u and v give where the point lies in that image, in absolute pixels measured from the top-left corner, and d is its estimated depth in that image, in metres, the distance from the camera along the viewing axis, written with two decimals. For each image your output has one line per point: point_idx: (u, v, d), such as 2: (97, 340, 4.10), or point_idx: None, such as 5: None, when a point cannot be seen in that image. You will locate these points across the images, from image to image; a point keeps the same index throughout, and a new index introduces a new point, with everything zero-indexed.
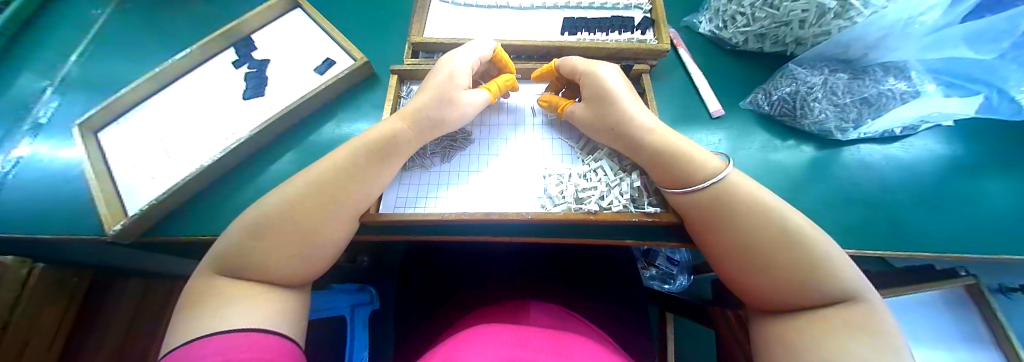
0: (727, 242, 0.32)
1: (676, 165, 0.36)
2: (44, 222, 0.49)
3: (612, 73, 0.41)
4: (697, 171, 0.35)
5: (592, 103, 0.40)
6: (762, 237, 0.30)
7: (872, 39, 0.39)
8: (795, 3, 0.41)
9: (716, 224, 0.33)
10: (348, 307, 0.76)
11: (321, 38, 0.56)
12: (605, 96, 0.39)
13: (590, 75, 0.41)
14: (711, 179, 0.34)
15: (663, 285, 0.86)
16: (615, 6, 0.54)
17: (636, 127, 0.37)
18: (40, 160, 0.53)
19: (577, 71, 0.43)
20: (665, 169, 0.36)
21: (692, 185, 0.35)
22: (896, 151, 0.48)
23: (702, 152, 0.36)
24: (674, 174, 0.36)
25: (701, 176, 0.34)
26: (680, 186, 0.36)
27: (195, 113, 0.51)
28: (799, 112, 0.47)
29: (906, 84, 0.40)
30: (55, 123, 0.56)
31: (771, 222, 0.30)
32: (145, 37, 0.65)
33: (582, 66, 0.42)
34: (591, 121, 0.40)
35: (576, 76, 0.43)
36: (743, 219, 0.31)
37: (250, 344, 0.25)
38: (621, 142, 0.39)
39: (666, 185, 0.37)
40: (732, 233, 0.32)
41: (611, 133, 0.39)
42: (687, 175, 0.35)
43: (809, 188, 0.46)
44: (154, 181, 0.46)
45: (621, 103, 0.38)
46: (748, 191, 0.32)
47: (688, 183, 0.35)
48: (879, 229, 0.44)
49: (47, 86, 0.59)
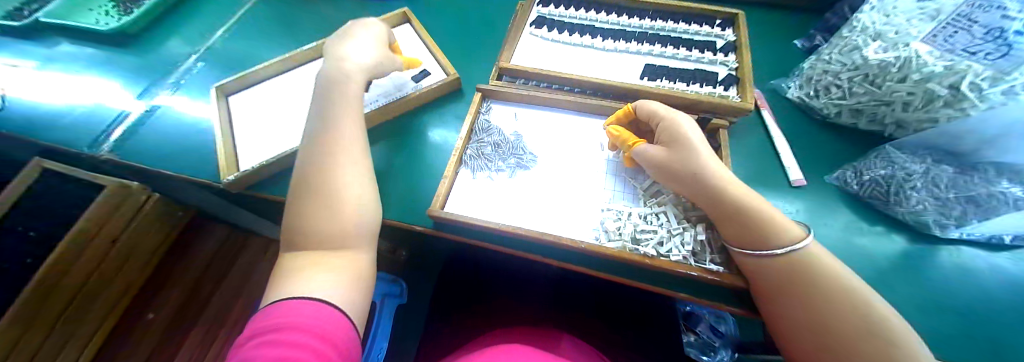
0: (806, 320, 0.31)
1: (750, 223, 0.35)
2: (166, 162, 0.58)
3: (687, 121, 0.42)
4: (774, 235, 0.34)
5: (670, 147, 0.41)
6: (848, 325, 0.29)
7: (992, 133, 0.36)
8: (900, 85, 0.42)
9: (795, 296, 0.32)
10: (380, 294, 0.82)
11: (421, 49, 0.63)
12: (684, 143, 0.40)
13: (669, 119, 0.43)
14: (790, 245, 0.33)
15: (701, 355, 0.79)
16: (701, 60, 0.56)
17: (715, 181, 0.37)
18: (176, 112, 0.64)
19: (655, 115, 0.44)
20: (738, 223, 0.36)
21: (770, 249, 0.34)
22: (1005, 261, 0.43)
23: (784, 218, 0.36)
24: (750, 230, 0.35)
25: (781, 241, 0.34)
26: (757, 246, 0.35)
27: (306, 94, 0.59)
28: (892, 197, 0.44)
29: (1022, 191, 0.37)
30: (192, 83, 0.68)
31: (855, 307, 0.29)
32: (272, 24, 0.77)
33: (663, 111, 0.44)
34: (667, 163, 0.41)
35: (653, 116, 0.45)
36: (821, 296, 0.31)
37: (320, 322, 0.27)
38: (692, 189, 0.39)
39: (738, 245, 0.37)
40: (807, 309, 0.31)
41: (685, 178, 0.39)
42: (767, 235, 0.34)
43: (900, 280, 0.42)
44: (262, 145, 0.53)
45: (698, 151, 0.39)
46: (828, 267, 0.32)
47: (766, 244, 0.34)
48: (984, 345, 0.37)
49: (192, 53, 0.72)
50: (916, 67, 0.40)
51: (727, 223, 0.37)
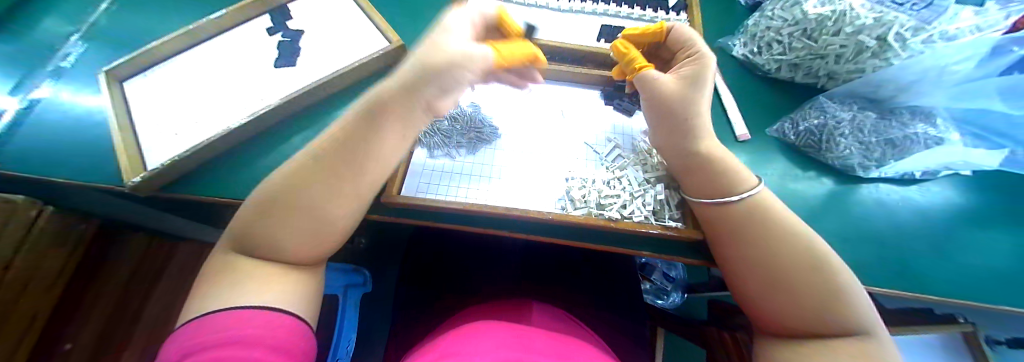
0: (748, 257, 0.33)
1: (719, 172, 0.37)
2: (51, 167, 0.48)
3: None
4: (734, 184, 0.36)
5: (688, 81, 0.39)
6: (781, 256, 0.31)
7: (904, 81, 0.40)
8: (834, 38, 0.43)
9: (738, 236, 0.35)
10: (342, 286, 0.76)
11: (358, 15, 0.56)
12: (704, 84, 0.38)
13: (708, 56, 0.39)
14: (741, 194, 0.35)
15: (657, 300, 0.88)
16: (655, 20, 0.55)
17: (704, 133, 0.38)
18: (60, 105, 0.53)
19: (694, 46, 0.41)
20: (712, 169, 0.37)
21: (726, 195, 0.36)
22: (913, 193, 0.48)
23: (742, 168, 0.37)
24: (716, 177, 0.37)
25: (737, 189, 0.35)
26: (718, 197, 0.37)
27: (222, 74, 0.51)
28: (824, 145, 0.47)
29: (933, 130, 0.41)
30: (77, 69, 0.56)
31: (801, 248, 0.31)
32: None
33: (704, 46, 0.40)
34: (674, 95, 0.38)
35: (692, 46, 0.41)
36: (771, 239, 0.32)
37: (264, 331, 0.24)
38: (681, 127, 0.38)
39: (697, 191, 0.39)
40: (759, 253, 0.33)
41: (681, 116, 0.38)
42: (723, 186, 0.36)
43: (826, 221, 0.47)
44: (176, 138, 0.46)
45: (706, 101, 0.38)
46: (778, 213, 0.33)
47: (725, 193, 0.36)
48: (889, 269, 0.44)
49: (72, 31, 0.59)
50: (850, 20, 0.41)
51: (705, 166, 0.38)
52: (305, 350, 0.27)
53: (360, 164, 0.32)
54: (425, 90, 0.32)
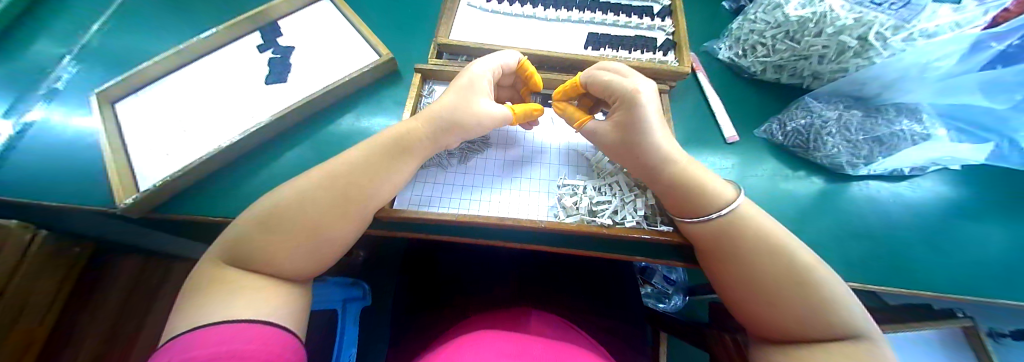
0: (731, 274, 0.34)
1: (687, 196, 0.37)
2: (44, 190, 0.48)
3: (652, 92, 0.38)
4: (711, 199, 0.36)
5: (621, 123, 0.39)
6: (762, 272, 0.32)
7: (888, 79, 0.40)
8: (817, 39, 0.44)
9: (718, 253, 0.35)
10: (341, 301, 0.74)
11: (348, 30, 0.57)
12: (638, 122, 0.37)
13: (625, 91, 0.38)
14: (719, 210, 0.35)
15: (658, 304, 0.87)
16: (640, 26, 0.56)
17: (660, 157, 0.37)
18: (53, 127, 0.53)
19: (609, 87, 0.40)
20: (680, 197, 0.37)
21: (704, 214, 0.36)
22: (903, 189, 0.49)
23: (716, 179, 0.37)
24: (683, 204, 0.37)
25: (714, 206, 0.35)
26: (696, 215, 0.36)
27: (213, 92, 0.51)
28: (811, 144, 0.48)
29: (919, 127, 0.41)
30: (70, 91, 0.57)
31: (779, 258, 0.31)
32: (167, 13, 0.66)
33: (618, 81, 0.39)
34: (612, 143, 0.40)
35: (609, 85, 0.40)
36: (750, 252, 0.33)
37: (221, 346, 0.24)
38: (640, 170, 0.39)
39: (675, 212, 0.39)
40: (740, 265, 0.33)
41: (630, 156, 0.39)
42: (697, 204, 0.36)
43: (817, 219, 0.47)
44: (167, 158, 0.46)
45: (653, 131, 0.37)
46: (755, 222, 0.34)
47: (698, 213, 0.36)
48: (882, 265, 0.44)
49: (66, 53, 0.60)
50: (830, 21, 0.42)
51: (668, 196, 0.38)
52: (281, 348, 0.26)
53: (374, 190, 0.36)
54: (457, 136, 0.41)
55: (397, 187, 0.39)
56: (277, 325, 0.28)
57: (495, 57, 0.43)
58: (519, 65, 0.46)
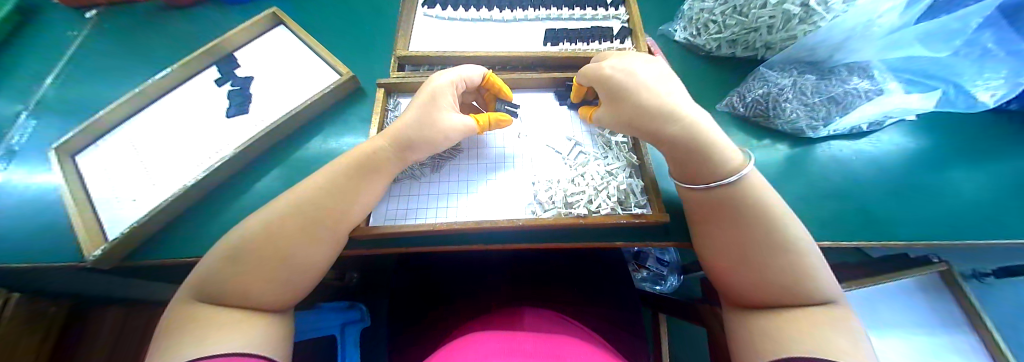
0: (729, 240, 0.34)
1: (694, 157, 0.35)
2: (10, 253, 0.46)
3: (628, 63, 0.41)
4: (717, 165, 0.34)
5: (617, 101, 0.40)
6: (763, 239, 0.31)
7: (835, 42, 0.42)
8: (762, 10, 0.45)
9: (717, 221, 0.35)
10: (338, 326, 0.73)
11: (307, 53, 0.57)
12: (626, 92, 0.38)
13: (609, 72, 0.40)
14: (728, 177, 0.34)
15: (655, 287, 0.88)
16: (595, 17, 0.57)
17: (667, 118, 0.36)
18: (14, 187, 0.51)
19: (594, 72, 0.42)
20: (684, 161, 0.36)
21: (714, 181, 0.35)
22: (865, 146, 0.50)
23: (727, 147, 0.35)
24: (688, 167, 0.36)
25: (721, 173, 0.34)
26: (704, 183, 0.35)
27: (176, 131, 0.51)
28: (772, 112, 0.49)
29: (869, 83, 0.42)
30: (29, 148, 0.55)
31: (774, 227, 0.31)
32: (120, 56, 0.64)
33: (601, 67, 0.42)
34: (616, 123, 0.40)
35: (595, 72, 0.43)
36: (752, 220, 0.32)
37: None
38: (644, 136, 0.39)
39: (684, 181, 0.38)
40: (741, 232, 0.33)
41: (638, 128, 0.38)
42: (706, 172, 0.35)
43: (788, 184, 0.48)
44: (134, 204, 0.45)
45: (644, 94, 0.37)
46: (762, 192, 0.33)
47: (707, 179, 0.35)
48: (854, 221, 0.46)
49: (21, 110, 0.58)
50: None
51: (686, 163, 0.36)
52: None
53: (344, 211, 0.36)
54: (423, 151, 0.41)
55: (370, 205, 0.39)
56: (245, 353, 0.27)
57: (458, 71, 0.44)
58: (485, 79, 0.47)
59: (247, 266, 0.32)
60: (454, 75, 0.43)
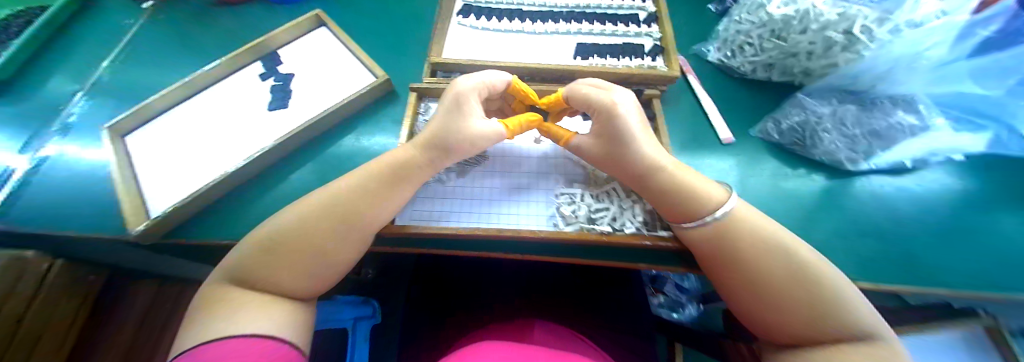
0: (732, 277, 0.34)
1: (680, 200, 0.37)
2: (57, 222, 0.50)
3: (627, 101, 0.40)
4: (704, 203, 0.36)
5: (606, 138, 0.39)
6: (767, 274, 0.31)
7: (880, 71, 0.41)
8: (802, 36, 0.44)
9: (717, 259, 0.35)
10: (351, 319, 0.73)
11: (346, 54, 0.59)
12: (619, 131, 0.38)
13: (602, 103, 0.39)
14: (713, 213, 0.35)
15: (671, 313, 0.86)
16: (628, 34, 0.57)
17: (656, 162, 0.38)
18: (66, 160, 0.55)
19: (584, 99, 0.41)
20: (673, 203, 0.37)
21: (700, 218, 0.36)
22: (908, 182, 0.48)
23: (705, 183, 0.38)
24: (673, 208, 0.37)
25: (708, 208, 0.36)
26: (693, 219, 0.36)
27: (218, 120, 0.53)
28: (809, 141, 0.48)
29: (916, 118, 0.42)
30: (83, 123, 0.59)
31: (776, 260, 0.31)
32: (170, 46, 0.68)
33: (592, 96, 0.40)
34: (601, 159, 0.40)
35: (585, 100, 0.41)
36: (750, 255, 0.33)
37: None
38: (628, 176, 0.39)
39: (668, 218, 0.39)
40: (744, 269, 0.33)
41: (624, 168, 0.39)
42: (694, 209, 0.36)
43: (821, 216, 0.46)
44: (175, 186, 0.48)
45: (636, 137, 0.38)
46: (751, 224, 0.34)
47: (695, 216, 0.36)
48: (892, 260, 0.43)
49: (77, 89, 0.63)
50: (813, 17, 0.42)
51: (666, 205, 0.38)
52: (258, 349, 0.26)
53: (372, 211, 0.37)
54: (450, 154, 0.41)
55: (397, 206, 0.40)
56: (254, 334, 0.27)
57: (483, 74, 0.43)
58: (510, 84, 0.46)
59: (279, 256, 0.33)
60: (473, 81, 0.42)
